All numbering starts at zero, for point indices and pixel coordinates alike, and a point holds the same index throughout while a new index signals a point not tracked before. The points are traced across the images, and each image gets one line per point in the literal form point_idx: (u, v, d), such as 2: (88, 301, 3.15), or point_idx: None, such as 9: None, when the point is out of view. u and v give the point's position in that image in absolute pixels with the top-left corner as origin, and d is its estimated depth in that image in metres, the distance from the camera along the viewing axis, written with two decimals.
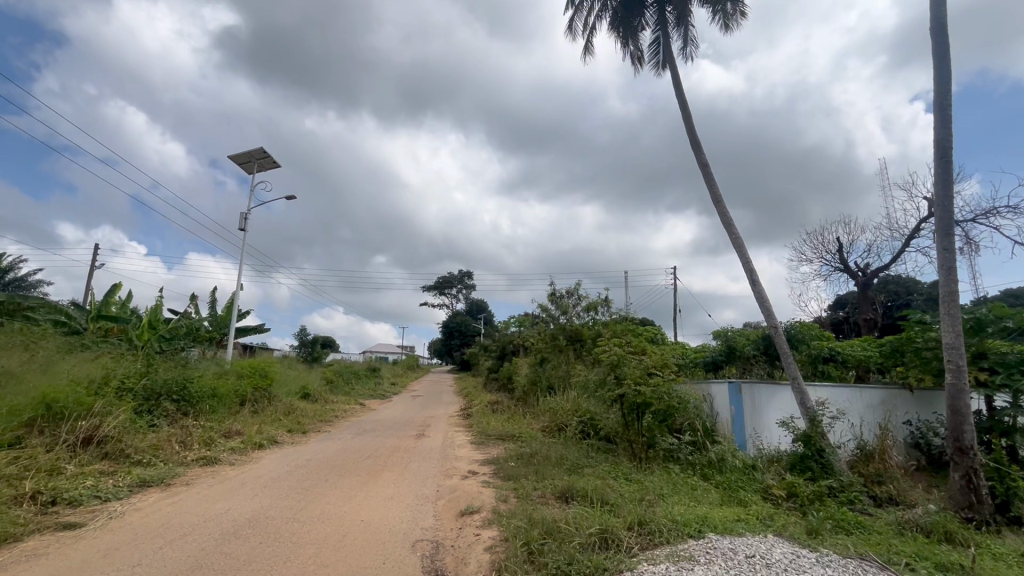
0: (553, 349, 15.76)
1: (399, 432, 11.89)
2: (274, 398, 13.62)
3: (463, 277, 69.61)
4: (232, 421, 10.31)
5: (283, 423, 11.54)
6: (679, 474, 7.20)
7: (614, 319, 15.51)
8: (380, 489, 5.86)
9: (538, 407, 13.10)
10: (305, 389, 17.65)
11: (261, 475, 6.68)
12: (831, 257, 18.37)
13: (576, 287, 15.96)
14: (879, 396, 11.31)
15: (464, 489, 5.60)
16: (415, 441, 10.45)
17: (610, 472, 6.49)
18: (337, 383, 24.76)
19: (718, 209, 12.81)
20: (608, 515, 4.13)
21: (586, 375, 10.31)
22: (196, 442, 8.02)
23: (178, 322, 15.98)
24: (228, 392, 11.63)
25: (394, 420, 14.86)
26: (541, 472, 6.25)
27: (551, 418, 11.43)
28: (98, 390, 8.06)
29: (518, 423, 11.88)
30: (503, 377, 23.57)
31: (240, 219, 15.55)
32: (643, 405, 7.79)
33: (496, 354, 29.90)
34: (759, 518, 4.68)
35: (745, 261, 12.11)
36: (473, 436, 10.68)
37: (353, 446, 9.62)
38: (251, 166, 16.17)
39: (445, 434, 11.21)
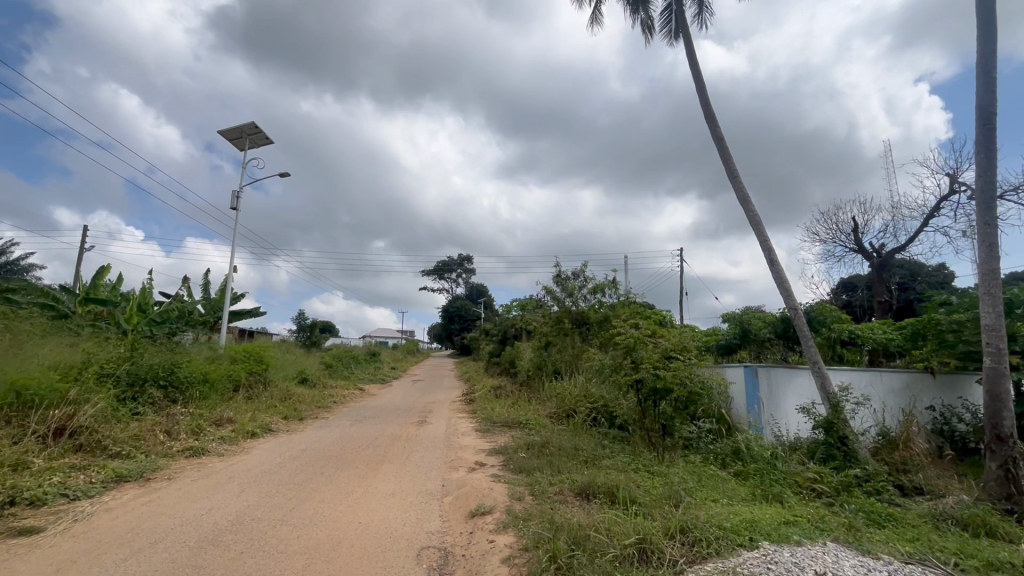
0: (559, 332, 15.21)
1: (399, 419, 11.39)
2: (270, 384, 13.12)
3: (463, 261, 69.00)
4: (224, 408, 9.79)
5: (279, 409, 11.05)
6: (702, 465, 6.70)
7: (622, 301, 14.90)
8: (379, 484, 5.34)
9: (544, 393, 12.60)
10: (303, 373, 17.16)
11: (250, 468, 6.15)
12: (846, 238, 17.75)
13: (582, 268, 15.35)
14: (902, 381, 10.84)
15: (473, 485, 5.08)
16: (417, 428, 9.95)
17: (630, 464, 5.97)
18: (336, 368, 24.31)
19: (734, 186, 12.17)
20: (642, 519, 3.59)
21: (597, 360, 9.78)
22: (184, 432, 7.51)
23: (169, 305, 15.40)
24: (221, 378, 11.10)
25: (395, 406, 14.40)
26: (555, 465, 5.73)
27: (559, 403, 10.94)
28: (77, 377, 7.51)
29: (523, 409, 11.40)
30: (505, 361, 23.09)
31: (232, 198, 14.86)
32: (662, 392, 7.26)
33: (497, 339, 29.45)
34: (806, 519, 4.16)
35: (763, 240, 11.51)
36: (478, 423, 10.17)
37: (351, 434, 9.10)
38: (242, 143, 15.44)
39: (448, 421, 10.72)
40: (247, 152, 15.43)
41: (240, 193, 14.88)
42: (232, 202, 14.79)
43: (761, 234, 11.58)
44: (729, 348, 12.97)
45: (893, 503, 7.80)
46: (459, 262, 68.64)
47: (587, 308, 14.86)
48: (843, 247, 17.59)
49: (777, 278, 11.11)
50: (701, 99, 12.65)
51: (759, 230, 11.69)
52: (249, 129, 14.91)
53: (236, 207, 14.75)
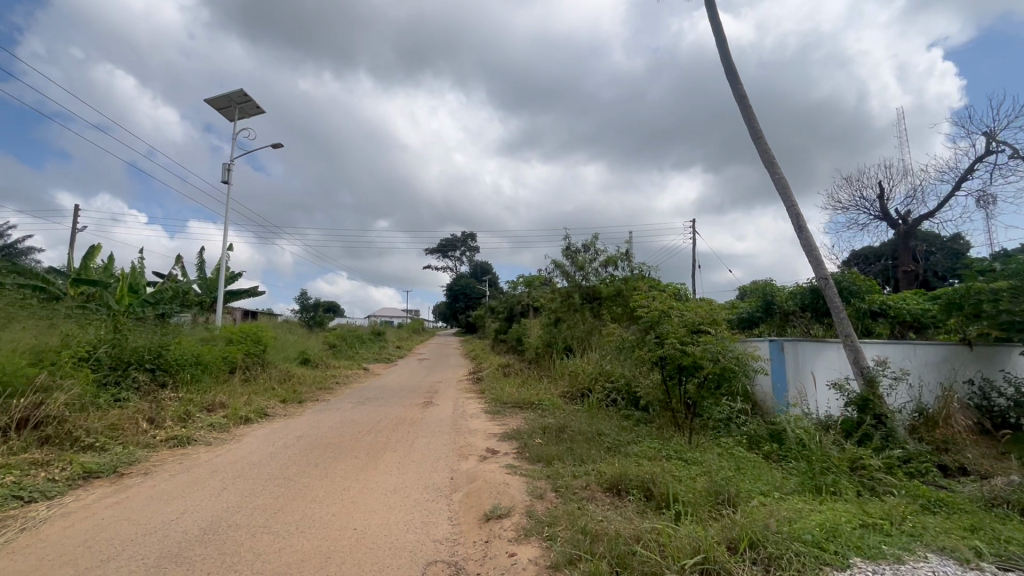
0: (568, 308, 14.58)
1: (404, 400, 10.84)
2: (269, 365, 12.59)
3: (466, 238, 68.21)
4: (219, 391, 9.24)
5: (277, 392, 10.51)
6: (736, 450, 6.05)
7: (635, 274, 14.12)
8: (380, 479, 4.73)
9: (555, 371, 12.00)
10: (305, 354, 16.65)
11: (238, 459, 5.56)
12: (870, 205, 16.80)
13: (592, 241, 14.58)
14: (940, 353, 10.12)
15: (486, 478, 4.45)
16: (423, 410, 9.36)
17: (660, 451, 5.34)
18: (340, 348, 23.84)
19: (758, 147, 11.24)
20: (695, 529, 2.95)
21: (615, 335, 9.10)
22: (171, 419, 6.95)
23: (163, 285, 14.81)
24: (215, 359, 10.54)
25: (400, 386, 13.90)
26: (578, 455, 5.09)
27: (572, 382, 10.36)
28: (52, 361, 6.92)
29: (534, 389, 10.82)
30: (511, 339, 22.52)
31: (222, 172, 14.10)
32: (690, 369, 6.55)
33: (503, 317, 28.87)
34: (882, 519, 3.51)
35: (789, 206, 10.65)
36: (487, 404, 9.58)
37: (352, 418, 8.52)
38: (231, 112, 14.58)
39: (455, 402, 10.17)
40: (237, 123, 14.59)
41: (231, 166, 14.10)
42: (223, 176, 14.04)
43: (788, 199, 10.73)
44: (751, 322, 12.25)
45: (940, 485, 7.19)
46: (462, 240, 67.82)
47: (599, 282, 14.16)
48: (867, 215, 16.67)
49: (805, 247, 10.29)
50: (721, 54, 11.63)
51: (785, 195, 10.83)
52: (238, 97, 14.04)
53: (228, 181, 14.01)
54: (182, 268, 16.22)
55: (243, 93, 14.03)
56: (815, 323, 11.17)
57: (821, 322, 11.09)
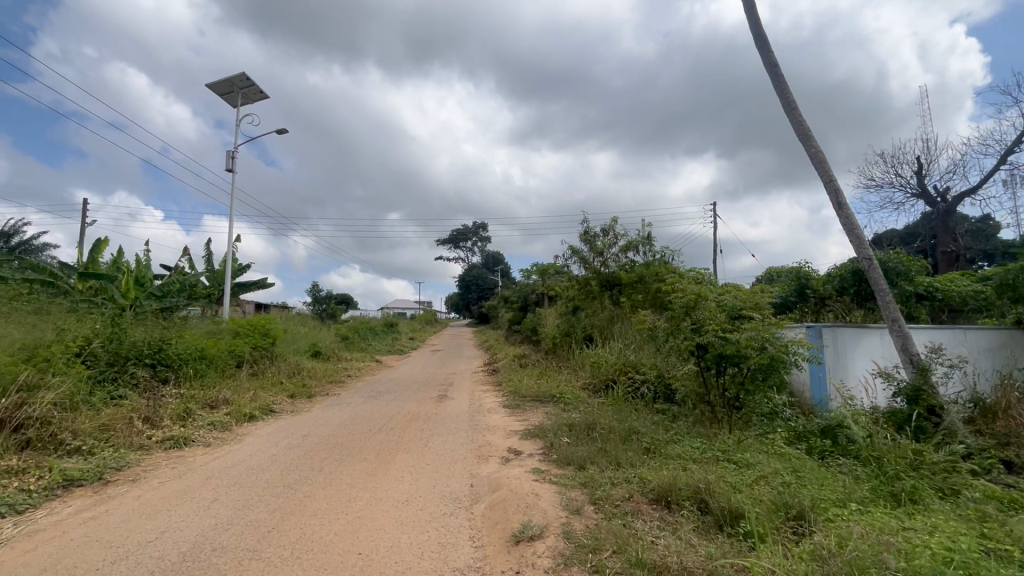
0: (586, 296, 13.97)
1: (418, 394, 10.34)
2: (279, 359, 12.16)
3: (478, 228, 67.60)
4: (224, 387, 8.80)
5: (285, 387, 10.08)
6: (789, 452, 5.40)
7: (657, 259, 13.41)
8: (391, 486, 4.19)
9: (575, 362, 11.41)
10: (316, 346, 16.26)
11: (236, 463, 5.05)
12: (906, 181, 15.81)
13: (611, 224, 13.87)
14: (995, 339, 9.32)
15: (510, 487, 3.88)
16: (437, 405, 8.83)
17: (703, 452, 4.73)
18: (353, 340, 23.48)
19: (792, 119, 10.40)
20: (783, 564, 2.36)
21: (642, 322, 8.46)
22: (170, 417, 6.49)
23: (169, 278, 14.45)
24: (221, 353, 10.11)
25: (413, 378, 13.44)
26: (612, 458, 4.51)
27: (594, 373, 9.78)
28: (43, 357, 6.50)
29: (554, 381, 10.24)
30: (526, 329, 21.95)
31: (226, 159, 13.63)
32: (731, 360, 5.87)
33: (517, 306, 28.30)
34: (1004, 543, 2.86)
35: (827, 183, 9.82)
36: (505, 397, 9.03)
37: (363, 413, 8.02)
38: (234, 98, 14.06)
39: (471, 395, 9.64)
40: (240, 109, 14.08)
41: (234, 154, 13.61)
42: (227, 164, 13.56)
43: (825, 175, 9.92)
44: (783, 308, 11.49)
45: (1008, 483, 6.48)
46: (473, 230, 67.20)
47: (619, 269, 13.50)
48: (903, 193, 15.70)
49: (846, 226, 9.47)
50: (750, 19, 10.73)
51: (822, 171, 10.00)
52: (240, 81, 13.50)
53: (232, 169, 13.53)
54: (189, 261, 15.87)
55: (244, 76, 13.49)
56: (855, 308, 10.35)
57: (862, 307, 10.25)
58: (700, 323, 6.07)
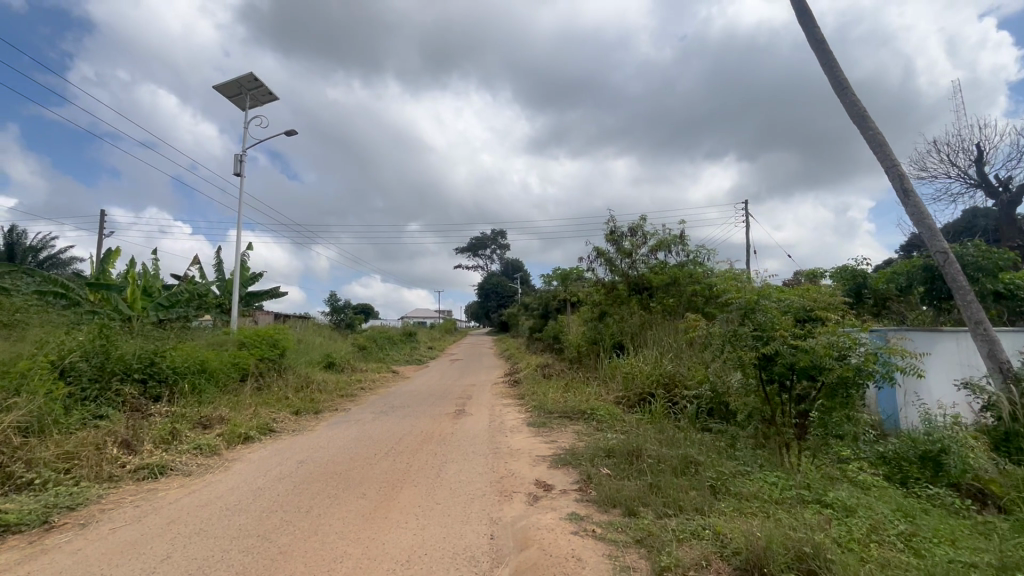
0: (614, 301, 13.13)
1: (433, 409, 9.49)
2: (288, 371, 11.48)
3: (496, 236, 67.07)
4: (222, 403, 8.10)
5: (291, 402, 9.36)
6: (890, 492, 4.29)
7: (690, 260, 12.42)
8: (390, 538, 3.31)
9: (603, 373, 10.44)
10: (330, 357, 15.62)
11: (210, 500, 4.21)
12: (963, 171, 14.43)
13: (639, 223, 12.91)
14: None
15: (543, 545, 2.98)
16: (453, 422, 7.96)
17: (785, 492, 3.73)
18: (370, 350, 22.88)
19: (844, 99, 9.31)
20: None
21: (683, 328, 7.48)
22: (153, 439, 5.77)
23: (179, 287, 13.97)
24: (223, 366, 9.46)
25: (430, 391, 12.63)
26: (671, 499, 3.56)
27: (627, 387, 8.87)
28: (16, 374, 5.85)
29: (582, 394, 9.30)
30: (549, 337, 21.02)
31: (235, 163, 13.13)
32: (803, 373, 4.76)
33: (538, 313, 27.41)
34: None
35: (887, 168, 8.65)
36: (529, 413, 8.11)
37: (371, 434, 7.16)
38: (242, 100, 13.59)
39: (491, 411, 8.76)
40: (248, 111, 13.59)
41: (242, 157, 13.12)
42: (235, 169, 13.06)
43: (886, 160, 8.78)
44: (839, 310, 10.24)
45: None
46: (492, 237, 66.64)
47: (648, 271, 12.59)
48: (961, 184, 14.34)
49: (914, 216, 8.25)
50: None
51: (882, 155, 8.86)
52: (247, 82, 13.00)
53: (239, 174, 13.03)
54: (200, 269, 15.42)
55: (251, 77, 12.98)
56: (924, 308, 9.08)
57: (934, 306, 8.96)
58: (762, 328, 4.98)
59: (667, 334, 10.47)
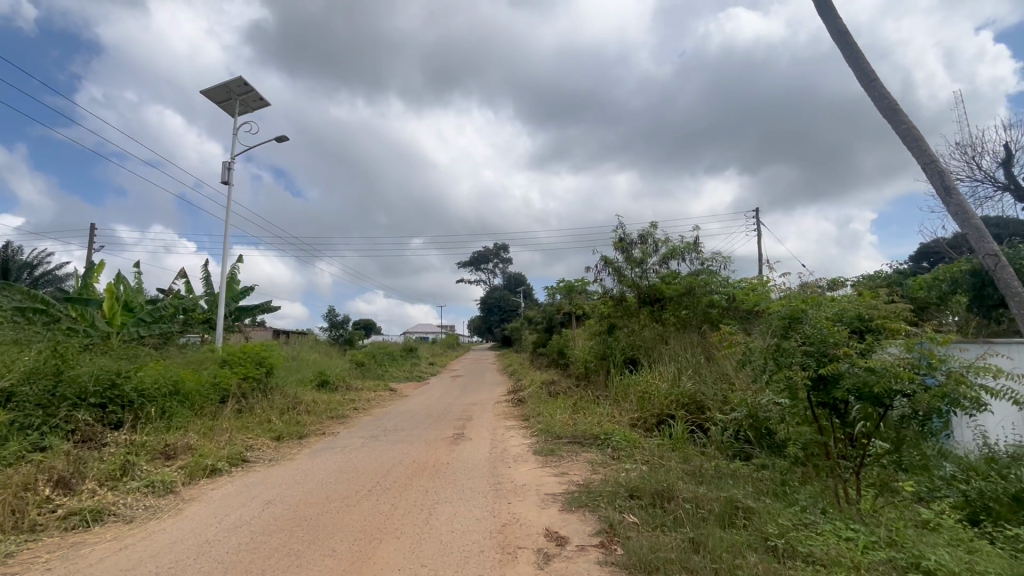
0: (624, 314, 12.35)
1: (429, 432, 8.63)
2: (275, 392, 10.68)
3: (498, 250, 66.45)
4: (193, 430, 7.28)
5: (274, 426, 8.53)
6: (990, 550, 3.41)
7: (705, 269, 11.66)
8: None
9: (614, 392, 9.60)
10: (323, 375, 14.81)
11: (141, 561, 3.38)
12: (991, 173, 13.62)
13: (649, 230, 12.18)
14: None
15: None
16: (450, 449, 7.11)
17: (869, 554, 2.88)
18: (368, 367, 22.05)
19: (873, 91, 8.59)
20: None
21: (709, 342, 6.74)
22: (98, 476, 4.97)
23: (163, 302, 13.23)
24: (199, 387, 8.66)
25: (428, 411, 11.78)
26: (722, 567, 2.73)
27: (642, 408, 8.11)
28: None
29: (592, 415, 8.47)
30: (554, 352, 20.13)
31: (223, 171, 12.52)
32: (871, 399, 3.95)
33: (542, 328, 26.50)
34: None
35: (926, 164, 7.72)
36: (534, 439, 7.26)
37: (355, 464, 6.31)
38: (231, 106, 13.01)
39: (493, 435, 7.90)
40: (238, 117, 13.00)
41: (230, 165, 12.49)
42: (223, 177, 12.47)
43: (925, 156, 7.99)
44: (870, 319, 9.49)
45: None
46: (494, 251, 66.00)
47: (659, 281, 11.83)
48: (988, 186, 13.53)
49: (957, 217, 7.29)
50: None
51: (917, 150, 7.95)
52: (236, 87, 12.42)
53: (227, 182, 12.38)
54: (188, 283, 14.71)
55: (241, 81, 12.40)
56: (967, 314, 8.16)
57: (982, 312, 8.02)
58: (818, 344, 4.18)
59: (684, 349, 9.65)
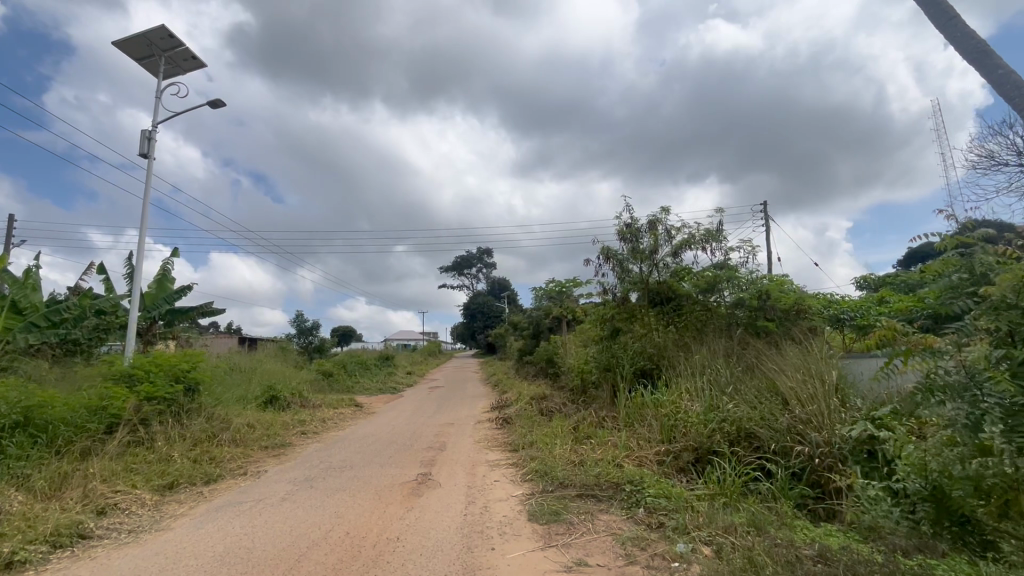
0: (628, 316, 10.42)
1: (385, 473, 6.42)
2: (195, 415, 8.34)
3: (482, 254, 64.40)
4: (28, 484, 4.96)
5: (173, 467, 6.24)
6: None
7: (725, 263, 9.80)
8: None
9: (625, 414, 7.58)
10: (272, 391, 12.50)
11: None
12: None
13: (659, 215, 10.25)
14: None
15: None
16: (405, 508, 4.91)
17: None
18: (335, 379, 19.66)
19: None
20: None
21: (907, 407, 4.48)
22: None
23: (69, 302, 10.78)
24: (69, 413, 6.32)
25: (393, 436, 9.55)
26: None
27: (669, 438, 6.20)
28: None
29: (601, 448, 6.43)
30: (543, 361, 18.04)
31: (141, 142, 10.21)
32: None
33: (528, 334, 24.37)
34: None
35: None
36: (528, 489, 5.13)
37: (252, 544, 4.02)
38: (155, 65, 10.73)
39: (470, 480, 5.73)
40: (163, 79, 10.72)
41: (149, 133, 10.18)
42: (142, 148, 10.17)
43: None
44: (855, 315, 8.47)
45: None
46: (478, 256, 63.86)
47: (670, 276, 9.99)
48: None
49: None
50: None
51: None
52: (159, 39, 10.16)
53: (146, 154, 10.08)
54: (107, 282, 12.26)
55: (164, 33, 10.15)
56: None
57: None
58: None
59: (712, 359, 7.69)
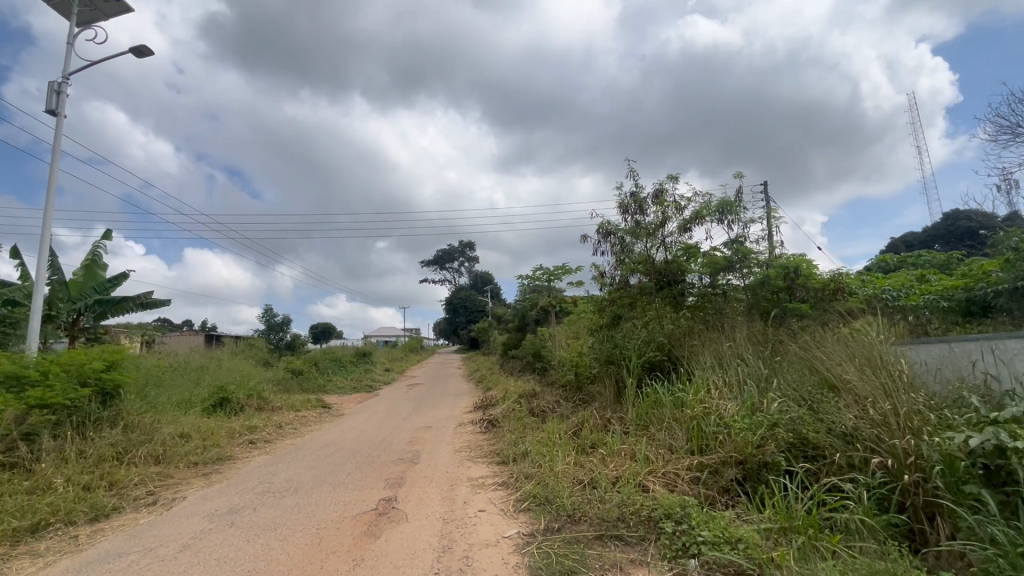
0: (631, 300, 9.09)
1: (338, 499, 4.95)
2: (107, 425, 6.73)
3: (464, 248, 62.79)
4: None
5: (48, 499, 4.68)
6: None
7: (740, 239, 8.55)
8: None
9: (637, 416, 6.25)
10: (222, 393, 10.85)
11: None
12: None
13: (664, 186, 8.96)
14: None
15: None
16: (350, 560, 3.45)
17: None
18: (305, 377, 18.04)
19: None
20: None
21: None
22: None
23: None
24: None
25: (359, 445, 8.05)
26: None
27: (701, 448, 4.91)
28: None
29: (613, 460, 5.10)
30: (530, 355, 16.67)
31: (47, 96, 8.46)
32: None
33: (514, 327, 22.99)
34: None
35: None
36: (524, 527, 3.73)
37: None
38: (67, 7, 8.98)
39: (446, 512, 4.30)
40: (78, 24, 8.99)
41: (57, 86, 8.44)
42: (48, 103, 8.42)
43: None
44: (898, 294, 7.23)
45: None
46: (460, 249, 62.26)
47: (678, 255, 8.67)
48: None
49: None
50: None
51: None
52: None
53: (53, 111, 8.35)
54: (21, 268, 10.51)
55: None
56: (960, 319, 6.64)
57: None
58: None
59: (738, 346, 6.42)
